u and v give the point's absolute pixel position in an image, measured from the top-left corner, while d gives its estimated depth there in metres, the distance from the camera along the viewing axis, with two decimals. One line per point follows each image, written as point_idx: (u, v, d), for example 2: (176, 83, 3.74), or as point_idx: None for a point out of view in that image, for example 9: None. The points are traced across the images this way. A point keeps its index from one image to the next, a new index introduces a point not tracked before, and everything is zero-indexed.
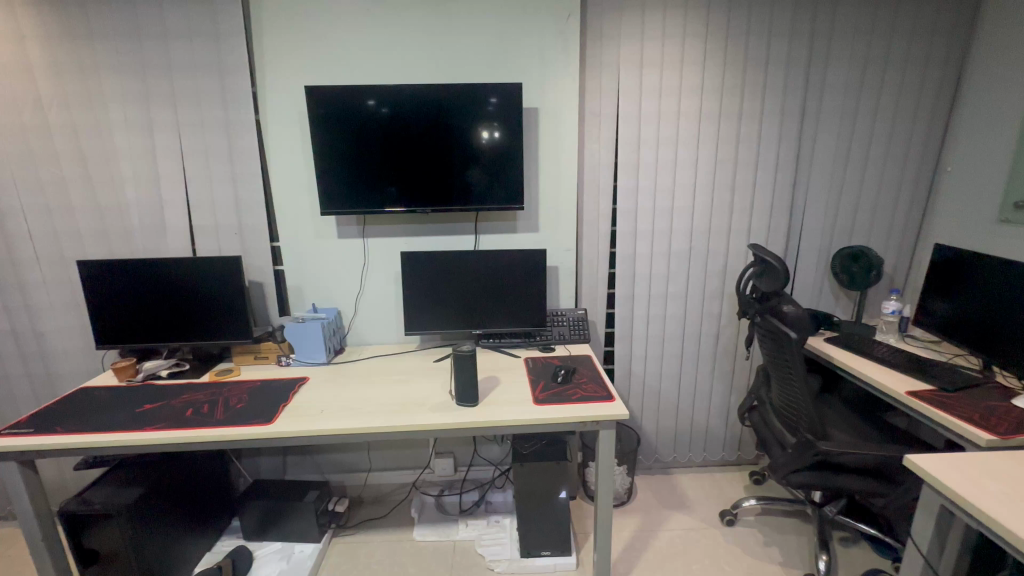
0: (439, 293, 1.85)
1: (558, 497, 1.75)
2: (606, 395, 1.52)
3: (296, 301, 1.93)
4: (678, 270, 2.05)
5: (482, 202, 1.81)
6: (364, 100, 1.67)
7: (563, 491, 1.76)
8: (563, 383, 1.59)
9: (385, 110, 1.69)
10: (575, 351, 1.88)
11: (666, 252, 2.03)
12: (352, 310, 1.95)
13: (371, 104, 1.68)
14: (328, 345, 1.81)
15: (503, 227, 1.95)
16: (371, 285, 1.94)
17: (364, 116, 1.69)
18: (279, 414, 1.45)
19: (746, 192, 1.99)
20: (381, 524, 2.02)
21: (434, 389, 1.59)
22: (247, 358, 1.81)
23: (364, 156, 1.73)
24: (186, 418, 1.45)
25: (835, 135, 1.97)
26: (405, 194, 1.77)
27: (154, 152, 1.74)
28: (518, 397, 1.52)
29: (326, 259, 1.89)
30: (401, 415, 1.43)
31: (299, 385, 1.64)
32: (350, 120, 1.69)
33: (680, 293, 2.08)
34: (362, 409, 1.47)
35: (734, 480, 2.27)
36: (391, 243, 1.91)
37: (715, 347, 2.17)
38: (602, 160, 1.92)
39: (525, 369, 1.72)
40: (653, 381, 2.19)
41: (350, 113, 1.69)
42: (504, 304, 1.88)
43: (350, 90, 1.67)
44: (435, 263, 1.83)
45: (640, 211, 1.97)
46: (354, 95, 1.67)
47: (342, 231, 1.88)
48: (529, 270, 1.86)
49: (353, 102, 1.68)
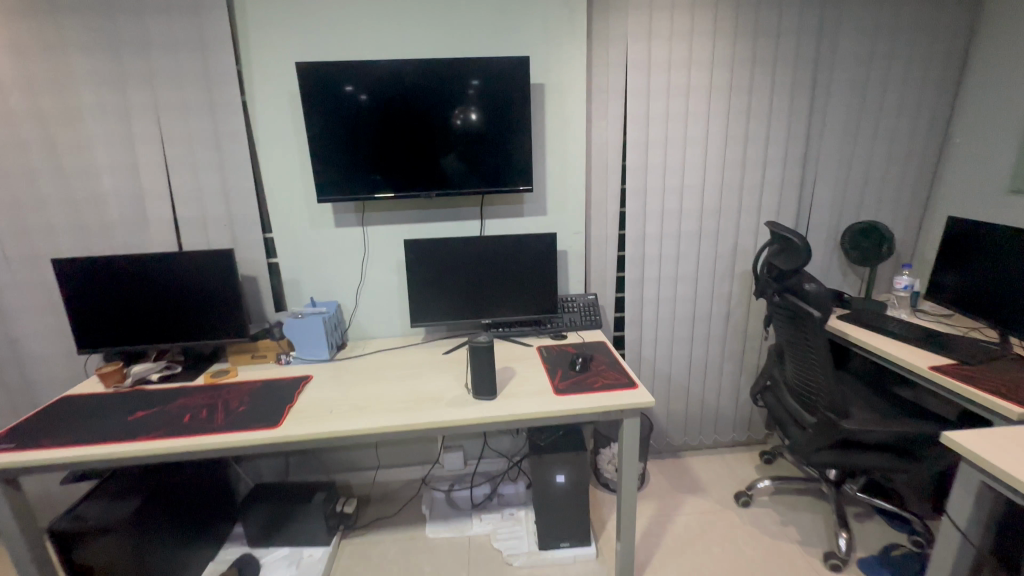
0: (446, 281, 1.76)
1: (552, 480, 1.70)
2: (628, 382, 1.47)
3: (293, 295, 1.82)
4: (688, 251, 2.00)
5: (461, 186, 1.71)
6: (341, 87, 1.56)
7: (559, 474, 1.69)
8: (581, 372, 1.53)
9: (364, 97, 1.58)
10: (588, 337, 1.82)
11: (676, 233, 1.97)
12: (353, 302, 1.85)
13: (349, 90, 1.57)
14: (330, 340, 1.72)
15: (509, 211, 1.86)
16: (373, 277, 1.84)
17: (344, 103, 1.58)
18: (285, 417, 1.36)
19: (758, 168, 1.94)
20: (392, 523, 1.95)
21: (449, 383, 1.51)
22: (244, 358, 1.69)
23: (347, 145, 1.62)
24: (185, 424, 1.35)
25: (846, 107, 1.92)
26: (394, 182, 1.67)
27: (131, 138, 1.59)
28: (537, 388, 1.46)
29: (324, 249, 1.79)
30: (417, 413, 1.35)
31: (302, 384, 1.55)
32: (330, 107, 1.58)
33: (690, 274, 2.03)
34: (373, 408, 1.39)
35: (745, 461, 2.26)
36: (391, 231, 1.81)
37: (726, 327, 2.13)
38: (611, 138, 1.84)
39: (540, 358, 1.65)
40: (664, 365, 2.16)
41: (329, 100, 1.57)
42: (514, 292, 1.80)
43: (330, 73, 1.55)
44: (440, 250, 1.74)
45: (648, 192, 1.91)
46: (332, 79, 1.56)
47: (338, 220, 1.77)
48: (539, 256, 1.78)
49: (332, 88, 1.56)
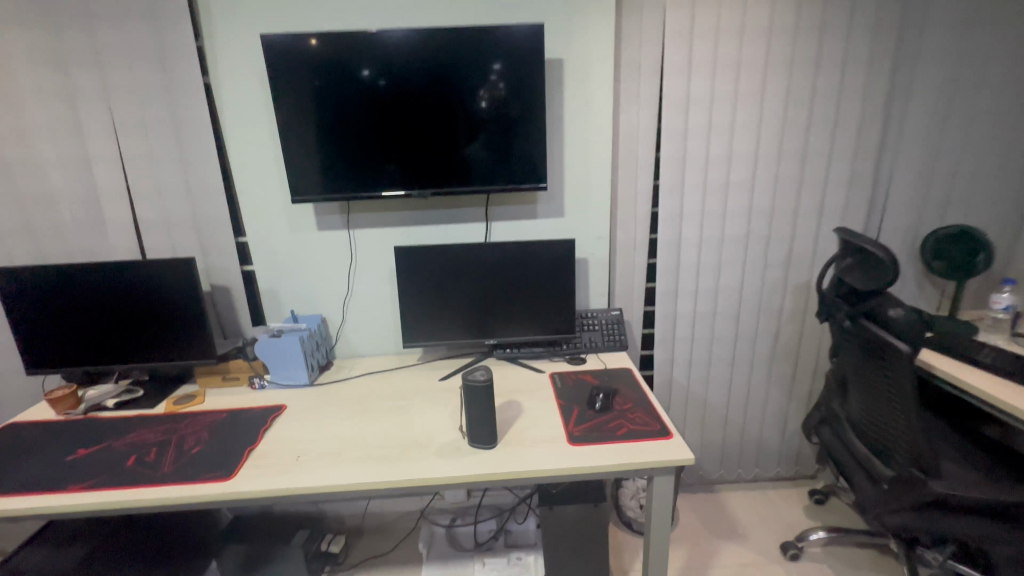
0: (445, 295, 1.51)
1: (563, 520, 1.43)
2: (661, 431, 1.18)
3: (271, 307, 1.59)
4: (733, 259, 1.69)
5: (485, 181, 1.44)
6: (358, 71, 1.32)
7: (580, 504, 1.43)
8: (601, 414, 1.25)
9: (381, 82, 1.33)
10: (610, 363, 1.55)
11: (719, 238, 1.66)
12: (339, 316, 1.62)
13: (367, 74, 1.33)
14: (310, 361, 1.49)
15: (518, 212, 1.59)
16: (362, 287, 1.60)
17: (363, 90, 1.34)
18: (242, 464, 1.13)
19: (821, 160, 1.60)
20: (385, 563, 1.74)
21: (442, 422, 1.26)
22: (214, 380, 1.49)
23: (352, 139, 1.38)
24: (125, 470, 1.13)
25: (938, 84, 1.56)
26: (408, 176, 1.42)
27: (81, 128, 1.38)
28: (547, 433, 1.19)
29: (305, 256, 1.55)
30: (399, 464, 1.11)
31: (273, 417, 1.32)
32: (342, 95, 1.33)
33: (733, 286, 1.72)
34: (347, 455, 1.15)
35: (791, 500, 1.96)
36: (382, 234, 1.56)
37: (773, 348, 1.82)
38: (642, 124, 1.53)
39: (552, 391, 1.38)
40: (699, 389, 1.87)
41: (346, 87, 1.33)
42: (525, 307, 1.53)
43: (344, 55, 1.31)
44: (437, 258, 1.48)
45: (687, 189, 1.60)
46: (347, 61, 1.31)
47: (321, 222, 1.53)
48: (555, 267, 1.51)
49: (347, 74, 1.32)
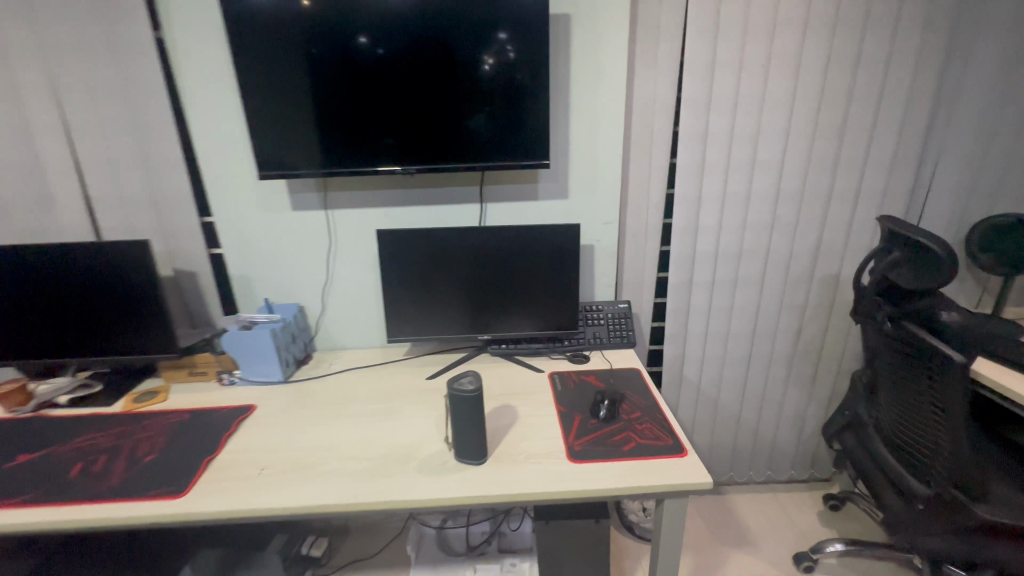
0: (434, 285, 1.36)
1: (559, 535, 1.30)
2: (675, 448, 1.03)
3: (243, 294, 1.45)
4: (755, 247, 1.52)
5: (486, 158, 1.27)
6: (354, 38, 1.15)
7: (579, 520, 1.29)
8: (606, 424, 1.11)
9: (380, 52, 1.16)
10: (616, 361, 1.40)
11: (741, 225, 1.49)
12: (319, 306, 1.48)
13: (364, 43, 1.15)
14: (285, 356, 1.35)
15: (517, 192, 1.42)
16: (343, 274, 1.45)
17: (349, 56, 1.16)
18: (198, 477, 1.00)
19: (861, 138, 1.42)
20: (371, 566, 1.64)
21: (427, 430, 1.12)
22: (180, 375, 1.35)
23: (337, 111, 1.21)
24: (66, 481, 1.00)
25: (1005, 49, 1.36)
26: (400, 152, 1.25)
27: (18, 90, 1.21)
28: (543, 446, 1.05)
29: (280, 238, 1.40)
30: (375, 482, 0.97)
31: (240, 419, 1.19)
32: (329, 61, 1.16)
33: (753, 278, 1.56)
34: (316, 469, 1.01)
35: (805, 506, 1.84)
36: (364, 216, 1.40)
37: (794, 345, 1.67)
38: (659, 94, 1.35)
39: (551, 394, 1.24)
40: (710, 387, 1.73)
41: (332, 52, 1.16)
42: (523, 299, 1.38)
43: (336, 19, 1.14)
44: (425, 244, 1.32)
45: (708, 169, 1.42)
46: (341, 27, 1.14)
47: (295, 201, 1.37)
48: (557, 255, 1.35)
49: (340, 41, 1.15)
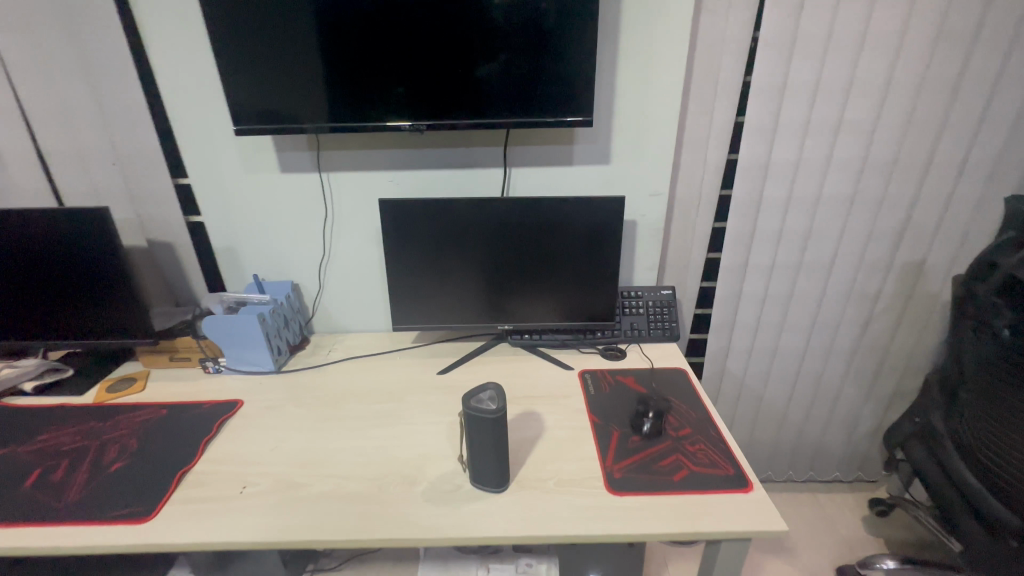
0: (447, 265, 1.15)
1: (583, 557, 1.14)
2: (738, 481, 0.85)
3: (230, 269, 1.26)
4: (828, 227, 1.28)
5: (514, 115, 1.03)
6: None
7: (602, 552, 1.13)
8: (651, 443, 0.93)
9: None
10: (657, 359, 1.21)
11: (813, 201, 1.25)
12: (317, 284, 1.29)
13: None
14: (277, 343, 1.18)
15: (548, 156, 1.18)
16: (342, 249, 1.25)
17: None
18: (169, 495, 0.85)
19: (978, 96, 1.14)
20: (378, 558, 1.54)
21: (437, 442, 0.95)
22: (160, 360, 1.19)
23: (329, 51, 0.97)
24: (18, 495, 0.86)
25: None
26: (408, 105, 1.02)
27: None
28: (575, 470, 0.88)
29: (269, 206, 1.20)
30: (374, 510, 0.81)
31: (224, 418, 1.03)
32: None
33: (821, 263, 1.33)
34: (306, 491, 0.85)
35: (848, 510, 1.68)
36: (365, 181, 1.18)
37: (858, 340, 1.45)
38: (730, 35, 1.08)
39: (584, 399, 1.06)
40: (756, 382, 1.54)
41: None
42: (553, 284, 1.17)
43: None
44: (438, 217, 1.11)
45: (781, 131, 1.17)
46: None
47: (284, 162, 1.15)
48: (595, 234, 1.13)
49: None
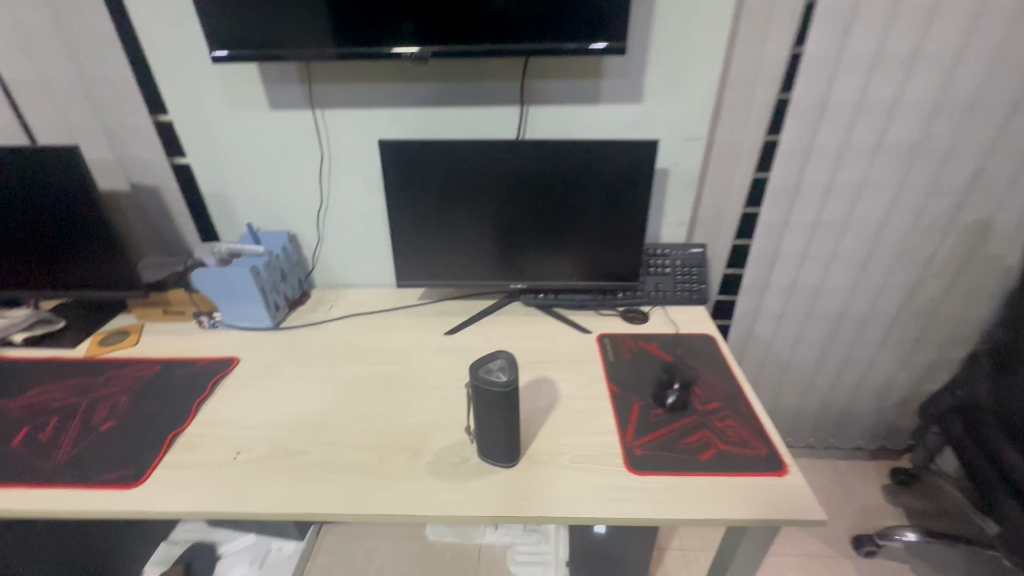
0: (455, 217, 1.04)
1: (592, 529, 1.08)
2: (772, 463, 0.77)
3: (223, 218, 1.17)
4: (885, 180, 1.13)
5: (534, 41, 0.88)
6: None
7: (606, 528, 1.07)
8: (676, 417, 0.86)
9: None
10: (682, 323, 1.11)
11: (873, 148, 1.10)
12: (316, 235, 1.20)
13: None
14: (274, 298, 1.10)
15: (571, 93, 1.03)
16: (342, 197, 1.15)
17: None
18: (159, 459, 0.80)
19: None
20: None
21: (442, 409, 0.89)
22: (154, 313, 1.13)
23: None
24: (6, 453, 0.82)
25: None
26: (409, 28, 0.87)
27: None
28: (591, 445, 0.81)
29: (261, 148, 1.08)
30: (374, 482, 0.76)
31: (219, 377, 0.98)
32: None
33: (871, 221, 1.19)
34: (302, 458, 0.80)
35: (868, 479, 1.63)
36: (363, 120, 1.05)
37: (902, 306, 1.33)
38: None
39: (602, 366, 0.98)
40: (784, 348, 1.44)
41: None
42: (572, 239, 1.06)
43: None
44: (445, 163, 0.99)
45: (844, 65, 1.00)
46: None
47: (274, 97, 1.03)
48: (622, 183, 1.00)
49: None
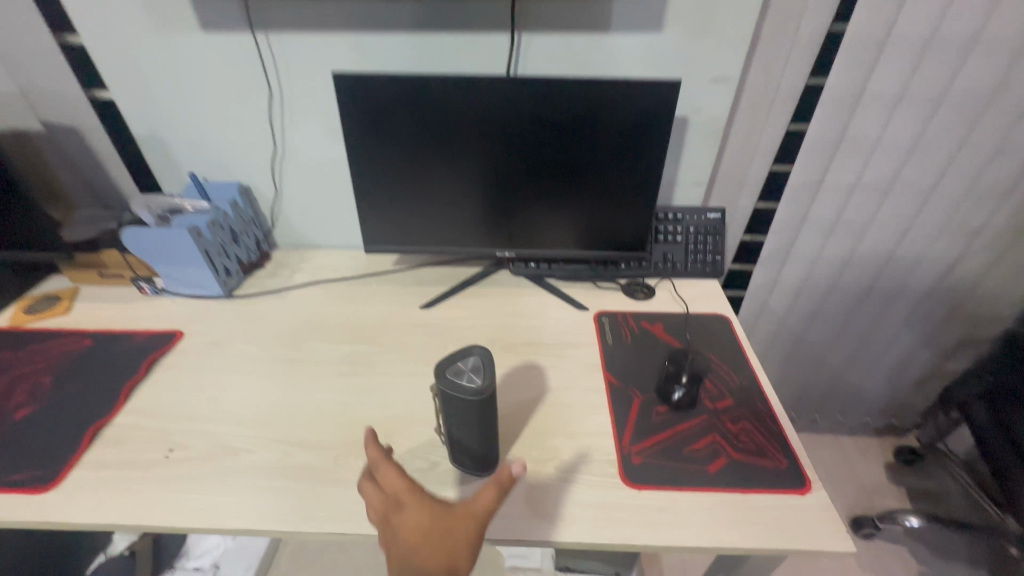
0: (431, 171, 0.88)
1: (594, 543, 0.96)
2: (793, 478, 0.66)
3: (163, 166, 1.00)
4: (943, 136, 0.96)
5: None
6: None
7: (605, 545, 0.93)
8: (682, 418, 0.74)
9: None
10: (692, 300, 0.97)
11: (935, 94, 0.91)
12: (274, 189, 1.03)
13: None
14: (223, 263, 0.95)
15: (576, 19, 0.84)
16: (301, 145, 0.97)
17: None
18: (78, 457, 0.69)
19: None
20: None
21: (412, 400, 0.77)
22: (89, 276, 0.99)
23: None
24: None
25: None
26: None
27: None
28: (582, 449, 0.70)
29: (199, 82, 0.90)
30: (327, 491, 0.65)
31: (158, 354, 0.85)
32: None
33: (919, 185, 1.03)
34: (245, 460, 0.69)
35: (871, 457, 1.56)
36: (320, 47, 0.86)
37: (938, 283, 1.19)
38: None
39: (599, 350, 0.85)
40: (800, 322, 1.31)
41: None
42: (569, 200, 0.90)
43: None
44: (418, 105, 0.81)
45: None
46: None
47: (207, 15, 0.83)
48: (632, 134, 0.83)
49: None
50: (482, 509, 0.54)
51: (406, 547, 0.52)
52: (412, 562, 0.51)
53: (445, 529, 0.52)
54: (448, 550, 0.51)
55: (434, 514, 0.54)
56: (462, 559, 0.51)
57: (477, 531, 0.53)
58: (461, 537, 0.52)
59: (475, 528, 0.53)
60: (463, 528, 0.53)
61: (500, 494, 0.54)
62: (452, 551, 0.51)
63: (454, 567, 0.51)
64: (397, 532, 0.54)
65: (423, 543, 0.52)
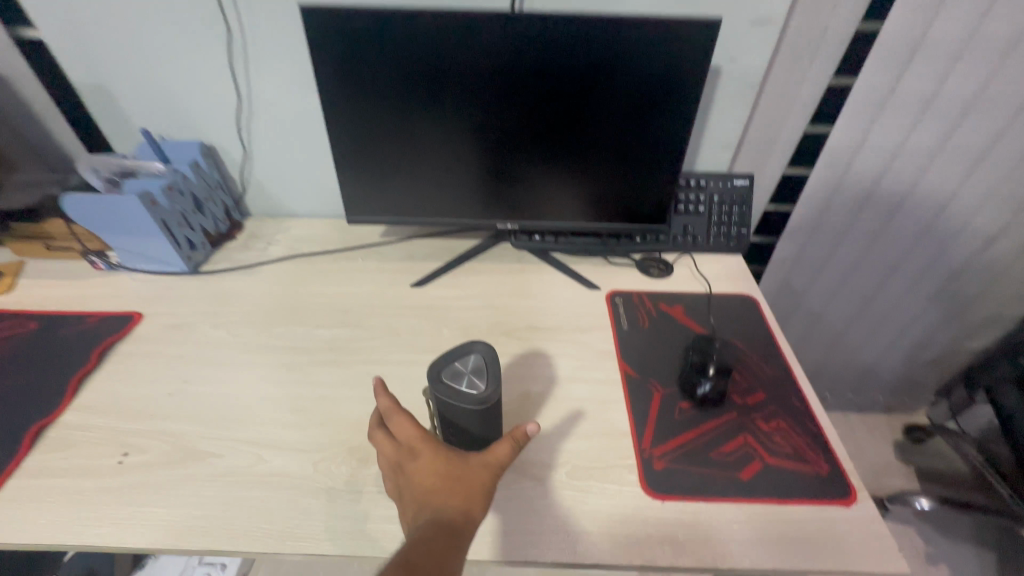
0: (421, 129, 0.75)
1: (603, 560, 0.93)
2: (836, 487, 0.59)
3: (112, 121, 0.87)
4: (1009, 94, 0.84)
5: None
6: None
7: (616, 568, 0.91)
8: (709, 416, 0.65)
9: None
10: (713, 278, 0.87)
11: (1006, 43, 0.79)
12: (242, 149, 0.91)
13: None
14: (185, 235, 0.84)
15: None
16: (270, 97, 0.84)
17: None
18: (15, 465, 0.60)
19: None
20: None
21: (402, 395, 0.68)
22: (33, 249, 0.87)
23: None
24: None
25: None
26: None
27: None
28: (595, 452, 0.62)
29: (146, 18, 0.76)
30: (304, 504, 0.56)
31: (112, 340, 0.74)
32: None
33: (972, 151, 0.91)
34: (210, 466, 0.60)
35: (880, 435, 1.51)
36: None
37: (979, 262, 1.09)
38: None
39: (613, 336, 0.76)
40: (821, 298, 1.23)
41: None
42: (581, 164, 0.78)
43: None
44: (404, 47, 0.68)
45: None
46: None
47: None
48: (658, 86, 0.70)
49: None
50: (496, 459, 0.52)
51: (421, 493, 0.50)
52: (427, 508, 0.48)
53: (461, 475, 0.50)
54: (464, 495, 0.49)
55: (449, 460, 0.51)
56: (478, 504, 0.49)
57: (493, 479, 0.51)
58: (477, 484, 0.50)
59: (491, 478, 0.51)
60: (480, 474, 0.50)
61: (514, 448, 0.52)
62: (468, 497, 0.49)
63: (471, 512, 0.48)
64: (410, 479, 0.51)
65: (439, 488, 0.49)
